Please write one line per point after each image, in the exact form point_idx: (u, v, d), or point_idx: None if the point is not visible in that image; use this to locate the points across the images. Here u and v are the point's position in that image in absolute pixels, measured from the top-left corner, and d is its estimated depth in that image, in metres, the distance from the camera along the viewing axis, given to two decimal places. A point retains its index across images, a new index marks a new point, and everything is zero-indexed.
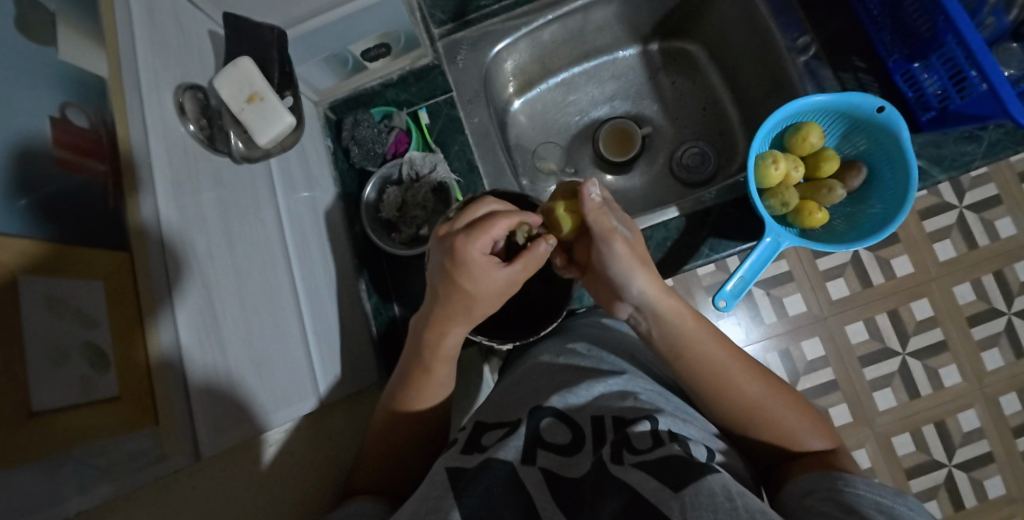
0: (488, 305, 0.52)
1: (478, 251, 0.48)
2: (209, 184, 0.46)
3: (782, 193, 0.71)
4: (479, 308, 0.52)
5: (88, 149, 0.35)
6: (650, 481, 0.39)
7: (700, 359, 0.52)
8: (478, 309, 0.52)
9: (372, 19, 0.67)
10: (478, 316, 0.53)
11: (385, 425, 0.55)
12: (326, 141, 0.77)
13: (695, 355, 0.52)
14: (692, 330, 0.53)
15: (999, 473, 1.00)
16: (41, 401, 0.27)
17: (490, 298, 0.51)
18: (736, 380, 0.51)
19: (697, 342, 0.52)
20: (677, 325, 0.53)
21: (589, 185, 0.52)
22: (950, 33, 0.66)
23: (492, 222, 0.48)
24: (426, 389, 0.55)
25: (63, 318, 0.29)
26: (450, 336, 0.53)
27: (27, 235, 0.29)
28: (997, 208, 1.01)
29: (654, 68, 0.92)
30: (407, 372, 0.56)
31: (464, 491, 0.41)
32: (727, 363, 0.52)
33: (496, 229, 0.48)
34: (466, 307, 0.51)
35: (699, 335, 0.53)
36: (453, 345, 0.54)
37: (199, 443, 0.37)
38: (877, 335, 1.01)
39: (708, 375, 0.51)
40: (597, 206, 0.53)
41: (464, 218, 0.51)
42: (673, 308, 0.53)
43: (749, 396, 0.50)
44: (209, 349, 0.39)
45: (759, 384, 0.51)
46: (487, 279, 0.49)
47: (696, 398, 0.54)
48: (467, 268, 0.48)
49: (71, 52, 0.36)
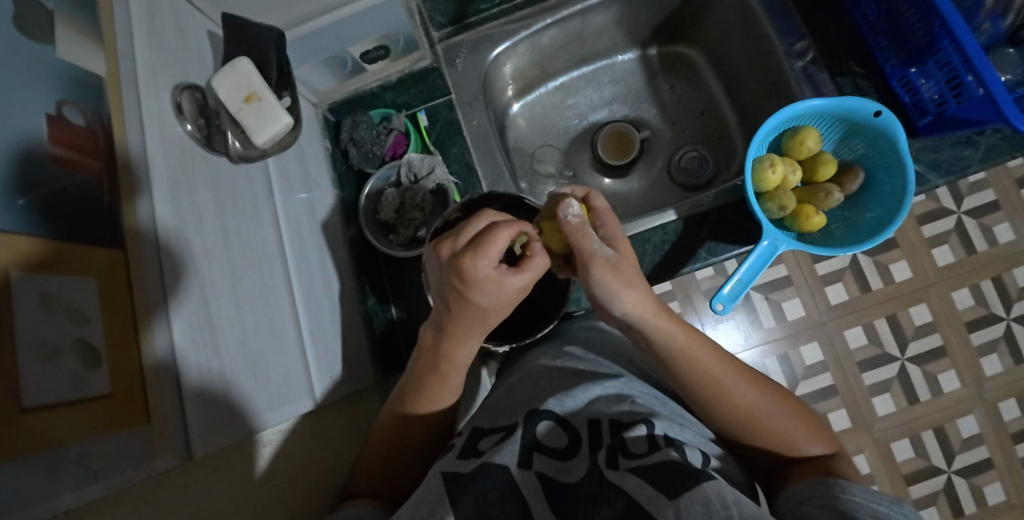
0: (500, 313, 0.50)
1: (486, 268, 0.46)
2: (206, 184, 0.47)
3: (780, 196, 0.71)
4: (493, 317, 0.50)
5: (85, 147, 0.35)
6: (645, 488, 0.39)
7: (694, 370, 0.51)
8: (490, 319, 0.51)
9: (372, 22, 0.67)
10: (491, 324, 0.52)
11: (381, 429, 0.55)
12: (325, 143, 0.77)
13: (688, 367, 0.51)
14: (684, 346, 0.51)
15: (999, 479, 1.00)
16: (32, 398, 0.27)
17: (502, 308, 0.50)
18: (733, 387, 0.51)
19: (691, 354, 0.51)
20: (669, 344, 0.52)
21: (565, 207, 0.49)
22: (946, 37, 0.66)
23: (495, 235, 0.46)
24: (435, 395, 0.55)
25: (56, 314, 0.29)
26: (465, 346, 0.53)
27: (21, 232, 0.29)
28: (996, 213, 1.01)
29: (653, 73, 0.92)
30: (415, 379, 0.55)
31: (459, 496, 0.41)
32: (722, 373, 0.51)
33: (500, 240, 0.46)
34: (479, 318, 0.50)
35: (693, 348, 0.52)
36: (467, 354, 0.54)
37: (192, 444, 0.37)
38: (876, 341, 1.01)
39: (705, 386, 0.51)
40: (579, 228, 0.49)
41: (464, 233, 0.49)
42: (661, 327, 0.52)
43: (746, 404, 0.50)
44: (203, 348, 0.39)
45: (756, 392, 0.51)
46: (500, 292, 0.47)
47: (693, 404, 0.53)
48: (476, 285, 0.46)
49: (69, 51, 0.36)
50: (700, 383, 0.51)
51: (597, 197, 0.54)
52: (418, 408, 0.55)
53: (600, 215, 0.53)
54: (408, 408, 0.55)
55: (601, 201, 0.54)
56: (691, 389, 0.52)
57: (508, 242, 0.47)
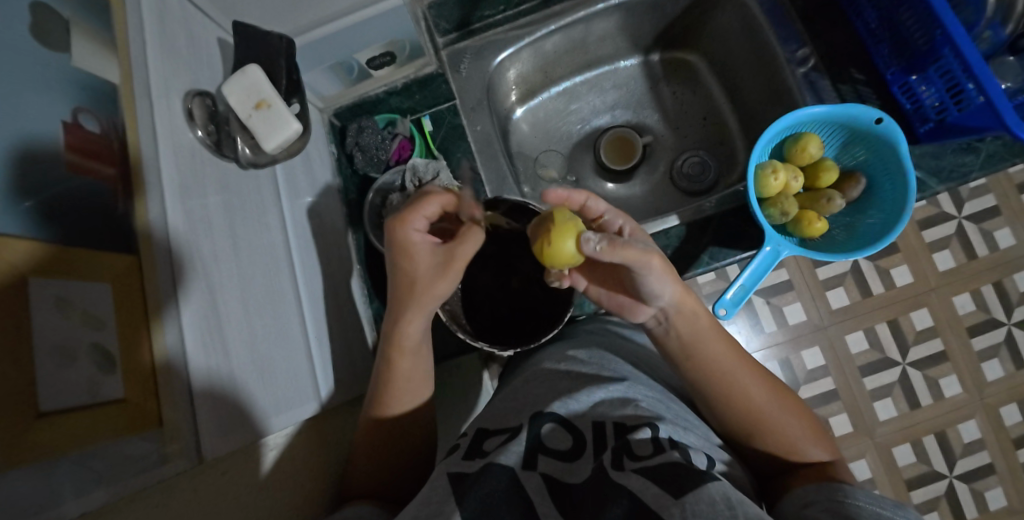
0: (432, 283, 0.51)
1: (411, 229, 0.51)
2: (216, 189, 0.47)
3: (782, 202, 0.71)
4: (426, 287, 0.51)
5: (99, 153, 0.35)
6: (651, 488, 0.39)
7: (707, 363, 0.53)
8: (428, 293, 0.51)
9: (378, 28, 0.68)
10: (431, 304, 0.52)
11: (367, 432, 0.55)
12: (331, 147, 0.78)
13: (708, 367, 0.53)
14: (705, 332, 0.53)
15: (999, 485, 1.00)
16: (48, 402, 0.28)
17: (431, 277, 0.51)
18: (740, 387, 0.52)
19: (709, 343, 0.53)
20: (690, 330, 0.54)
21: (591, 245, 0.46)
22: (947, 46, 0.67)
23: (423, 201, 0.52)
24: (399, 386, 0.55)
25: (71, 319, 0.30)
26: (411, 329, 0.53)
27: (35, 236, 0.29)
28: (996, 218, 1.02)
29: (655, 78, 0.93)
30: (379, 373, 0.56)
31: (464, 495, 0.41)
32: (735, 368, 0.53)
33: (428, 207, 0.51)
34: (409, 289, 0.52)
35: (711, 335, 0.54)
36: (413, 335, 0.54)
37: (203, 447, 0.37)
38: (877, 345, 1.02)
39: (713, 381, 0.52)
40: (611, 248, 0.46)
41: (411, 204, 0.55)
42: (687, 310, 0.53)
43: (757, 404, 0.51)
44: (213, 350, 0.40)
45: (762, 389, 0.52)
46: (415, 259, 0.51)
47: (701, 402, 0.54)
48: (401, 246, 0.51)
49: (86, 58, 0.36)
50: (707, 376, 0.53)
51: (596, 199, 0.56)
52: (387, 407, 0.55)
53: (611, 218, 0.56)
54: (380, 405, 0.55)
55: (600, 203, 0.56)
56: (700, 383, 0.53)
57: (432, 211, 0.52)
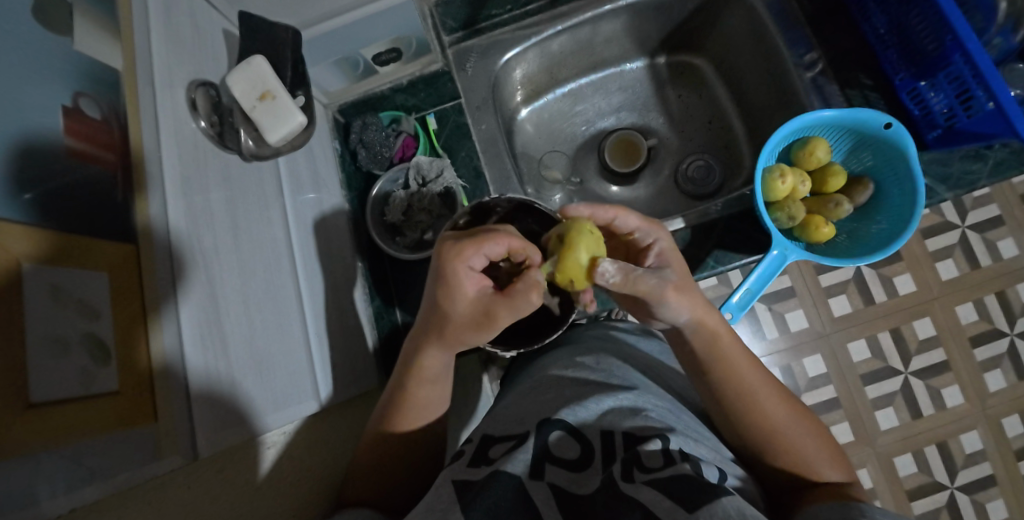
0: (467, 331, 0.48)
1: (461, 263, 0.46)
2: (218, 181, 0.46)
3: (789, 206, 0.71)
4: (458, 331, 0.49)
5: (101, 140, 0.35)
6: (664, 501, 0.38)
7: (728, 380, 0.51)
8: (466, 335, 0.49)
9: (386, 24, 0.68)
10: (455, 342, 0.50)
11: (374, 444, 0.53)
12: (334, 143, 0.77)
13: (723, 382, 0.51)
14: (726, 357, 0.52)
15: (1001, 497, 0.99)
16: (40, 394, 0.27)
17: (468, 322, 0.48)
18: (760, 405, 0.50)
19: (729, 364, 0.51)
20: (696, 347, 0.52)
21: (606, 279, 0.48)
22: (958, 52, 0.67)
23: (486, 237, 0.47)
24: (410, 406, 0.53)
25: (65, 308, 0.29)
26: (435, 360, 0.52)
27: (34, 224, 0.28)
28: (1000, 228, 1.02)
29: (661, 82, 0.92)
30: (393, 390, 0.55)
31: (470, 506, 0.40)
32: (755, 380, 0.51)
33: (487, 242, 0.47)
34: (440, 328, 0.49)
35: (729, 354, 0.52)
36: (433, 365, 0.52)
37: (197, 444, 0.36)
38: (879, 354, 1.01)
39: (737, 399, 0.51)
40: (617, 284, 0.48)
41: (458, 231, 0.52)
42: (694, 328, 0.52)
43: (772, 421, 0.50)
44: (210, 349, 0.39)
45: (783, 409, 0.51)
46: (463, 299, 0.47)
47: (721, 419, 0.53)
48: (449, 282, 0.47)
49: (87, 43, 0.36)
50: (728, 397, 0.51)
51: (631, 215, 0.54)
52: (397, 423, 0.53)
53: (645, 232, 0.54)
54: (393, 417, 0.54)
55: (634, 219, 0.54)
56: (721, 398, 0.52)
57: (498, 250, 0.47)
